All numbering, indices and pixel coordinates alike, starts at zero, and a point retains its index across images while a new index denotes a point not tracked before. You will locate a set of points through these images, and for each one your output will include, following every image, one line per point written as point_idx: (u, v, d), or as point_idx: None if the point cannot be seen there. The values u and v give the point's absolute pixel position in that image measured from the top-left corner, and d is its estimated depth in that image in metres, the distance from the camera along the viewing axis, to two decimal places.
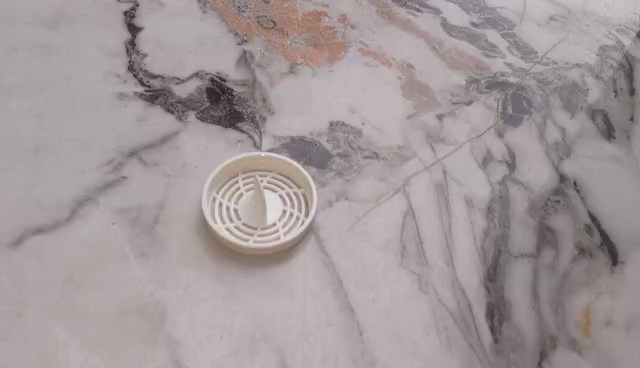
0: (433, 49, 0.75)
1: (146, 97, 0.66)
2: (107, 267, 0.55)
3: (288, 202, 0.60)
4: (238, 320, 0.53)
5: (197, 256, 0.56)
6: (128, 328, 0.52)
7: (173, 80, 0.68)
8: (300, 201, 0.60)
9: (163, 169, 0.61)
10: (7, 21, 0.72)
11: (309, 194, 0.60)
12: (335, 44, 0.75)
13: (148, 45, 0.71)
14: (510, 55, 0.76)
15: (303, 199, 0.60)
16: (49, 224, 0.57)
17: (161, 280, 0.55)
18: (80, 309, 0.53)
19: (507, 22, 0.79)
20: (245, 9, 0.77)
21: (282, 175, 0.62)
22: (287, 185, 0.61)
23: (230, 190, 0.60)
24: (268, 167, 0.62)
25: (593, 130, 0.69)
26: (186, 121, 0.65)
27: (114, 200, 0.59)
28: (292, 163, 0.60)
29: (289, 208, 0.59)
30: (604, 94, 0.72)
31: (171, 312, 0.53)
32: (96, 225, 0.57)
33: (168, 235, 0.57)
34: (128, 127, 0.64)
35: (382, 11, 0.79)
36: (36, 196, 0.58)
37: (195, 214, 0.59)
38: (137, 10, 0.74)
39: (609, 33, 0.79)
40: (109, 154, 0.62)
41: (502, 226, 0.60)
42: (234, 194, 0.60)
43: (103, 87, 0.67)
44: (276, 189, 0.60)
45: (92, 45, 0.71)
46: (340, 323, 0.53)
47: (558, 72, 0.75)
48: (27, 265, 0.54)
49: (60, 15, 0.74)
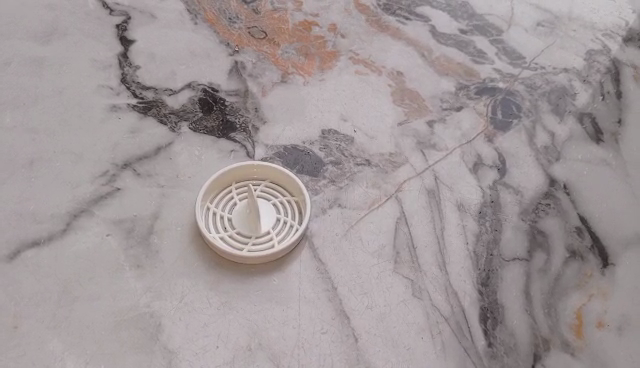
0: (423, 56, 0.76)
1: (139, 109, 0.67)
2: (103, 278, 0.55)
3: (282, 210, 0.60)
4: (234, 328, 0.53)
5: (193, 266, 0.57)
6: (125, 339, 0.52)
7: (165, 91, 0.69)
8: (293, 209, 0.61)
9: (157, 180, 0.62)
10: None
11: (302, 202, 0.61)
12: (325, 53, 0.75)
13: (140, 57, 0.72)
14: (498, 60, 0.77)
15: (297, 207, 0.61)
16: (45, 237, 0.57)
17: (157, 291, 0.55)
18: (76, 321, 0.53)
19: (496, 28, 0.80)
20: (236, 20, 0.77)
21: (276, 183, 0.62)
22: (281, 193, 0.62)
23: (224, 200, 0.60)
24: (259, 175, 0.62)
25: (582, 133, 0.70)
26: (179, 132, 0.65)
27: (109, 211, 0.59)
28: (286, 171, 0.61)
29: (283, 216, 0.60)
30: (591, 98, 0.74)
31: (167, 322, 0.53)
32: (92, 237, 0.57)
33: (163, 246, 0.58)
34: (121, 138, 0.64)
35: (372, 20, 0.80)
36: (31, 209, 0.59)
37: (189, 224, 0.59)
38: (129, 22, 0.75)
39: (595, 38, 0.81)
40: (103, 166, 0.62)
41: (494, 230, 0.61)
42: (228, 203, 0.60)
43: (96, 99, 0.67)
44: (270, 198, 0.61)
45: (84, 57, 0.71)
46: (335, 330, 0.54)
47: (545, 77, 0.76)
48: (23, 278, 0.55)
49: (52, 28, 0.74)
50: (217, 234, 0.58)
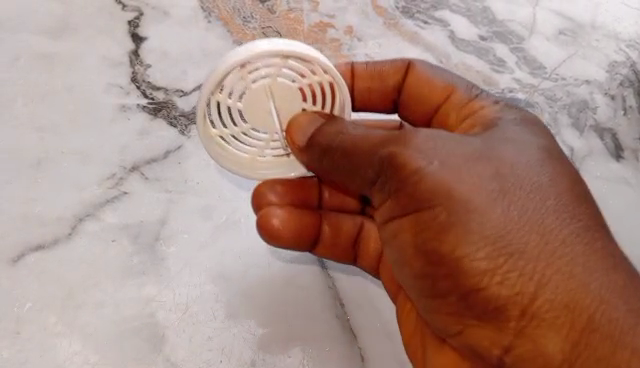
0: (441, 64, 0.74)
1: (149, 110, 0.65)
2: (106, 285, 0.55)
3: (255, 120, 0.52)
4: (238, 343, 0.54)
5: (200, 278, 0.56)
6: (126, 349, 0.52)
7: (176, 92, 0.66)
8: (268, 114, 0.52)
9: (165, 185, 0.60)
10: (3, 23, 0.69)
11: (267, 114, 0.52)
12: (341, 56, 0.73)
13: (151, 55, 0.69)
14: (518, 69, 0.75)
15: (267, 109, 0.52)
16: (49, 241, 0.56)
17: (160, 300, 0.55)
18: (78, 329, 0.53)
19: (517, 36, 0.78)
20: (250, 19, 0.73)
21: (271, 96, 0.51)
22: (267, 99, 0.51)
23: (236, 75, 0.50)
24: (284, 56, 0.48)
25: (602, 149, 0.71)
26: (189, 135, 0.64)
27: (114, 216, 0.58)
28: (272, 92, 0.51)
29: (255, 125, 0.53)
30: (613, 113, 0.73)
31: (170, 334, 0.53)
32: (96, 242, 0.57)
33: (169, 253, 0.57)
34: (129, 140, 0.63)
35: (390, 23, 0.76)
36: (37, 211, 0.58)
37: (195, 232, 0.58)
38: (141, 19, 0.71)
39: (619, 49, 0.78)
40: (110, 168, 0.61)
41: None
42: (235, 111, 0.52)
43: (104, 98, 0.65)
44: (262, 107, 0.52)
45: (94, 53, 0.68)
46: (340, 349, 0.54)
47: (567, 89, 0.74)
48: (26, 283, 0.54)
49: (53, 17, 0.70)
50: (211, 105, 0.51)
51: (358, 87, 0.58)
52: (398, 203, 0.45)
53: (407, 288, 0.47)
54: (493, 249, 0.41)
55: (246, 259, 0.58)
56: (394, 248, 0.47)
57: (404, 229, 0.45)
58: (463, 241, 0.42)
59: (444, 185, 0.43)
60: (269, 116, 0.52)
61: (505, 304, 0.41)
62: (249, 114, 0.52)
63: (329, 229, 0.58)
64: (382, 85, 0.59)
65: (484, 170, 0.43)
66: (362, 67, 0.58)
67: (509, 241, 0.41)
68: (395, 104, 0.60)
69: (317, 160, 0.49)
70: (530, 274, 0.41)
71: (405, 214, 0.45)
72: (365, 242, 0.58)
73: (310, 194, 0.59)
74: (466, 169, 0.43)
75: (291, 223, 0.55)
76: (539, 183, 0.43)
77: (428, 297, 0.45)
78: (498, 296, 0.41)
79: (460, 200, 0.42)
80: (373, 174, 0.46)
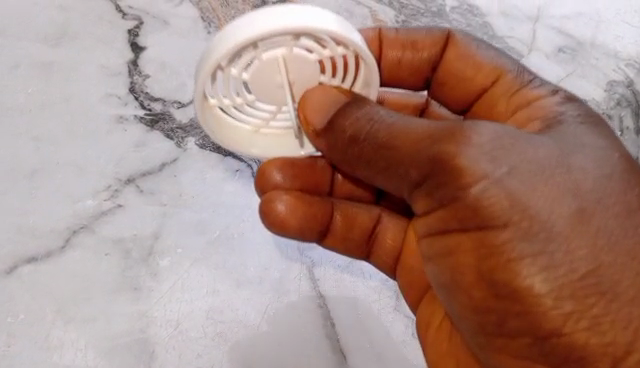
0: None
1: (146, 122, 0.65)
2: (99, 299, 0.55)
3: (262, 94, 0.50)
4: (227, 361, 0.54)
5: (192, 293, 0.57)
6: (116, 364, 0.53)
7: (174, 104, 0.66)
8: (276, 88, 0.50)
9: (159, 198, 0.60)
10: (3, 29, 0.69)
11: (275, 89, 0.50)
12: None
13: (150, 65, 0.68)
14: None
15: (275, 83, 0.49)
16: (43, 253, 0.57)
17: (152, 316, 0.55)
18: (70, 343, 0.53)
19: (516, 53, 0.78)
20: None
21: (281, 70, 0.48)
22: (277, 74, 0.49)
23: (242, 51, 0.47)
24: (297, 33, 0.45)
25: None
26: (185, 148, 0.64)
27: (108, 229, 0.58)
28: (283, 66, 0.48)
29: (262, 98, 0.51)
30: None
31: (161, 350, 0.54)
32: (89, 255, 0.57)
33: (162, 267, 0.57)
34: (125, 152, 0.63)
35: None
36: (31, 222, 0.58)
37: (189, 248, 0.58)
38: (141, 27, 0.71)
39: (617, 68, 0.77)
40: (106, 181, 0.61)
41: None
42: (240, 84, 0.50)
43: (102, 109, 0.65)
44: (270, 81, 0.49)
45: (92, 62, 0.68)
46: None
47: None
48: (20, 295, 0.55)
49: (53, 24, 0.70)
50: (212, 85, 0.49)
51: (386, 55, 0.57)
52: (455, 217, 0.44)
53: (458, 316, 0.47)
54: (571, 292, 0.41)
55: (238, 276, 0.58)
56: (446, 272, 0.46)
57: (466, 255, 0.44)
58: (539, 279, 0.41)
59: (519, 205, 0.42)
60: (277, 89, 0.50)
61: (594, 354, 0.42)
62: (257, 87, 0.50)
63: (341, 218, 0.56)
64: (414, 57, 0.57)
65: (563, 185, 0.43)
66: (391, 35, 0.57)
67: (588, 281, 0.42)
68: (427, 82, 0.59)
69: (339, 147, 0.48)
70: (624, 323, 0.41)
71: (465, 231, 0.43)
72: (383, 234, 0.57)
73: (320, 179, 0.57)
74: (538, 188, 0.42)
75: (299, 211, 0.53)
76: (620, 211, 0.43)
77: (488, 334, 0.45)
78: (587, 345, 0.42)
79: (537, 229, 0.42)
80: (417, 175, 0.45)
